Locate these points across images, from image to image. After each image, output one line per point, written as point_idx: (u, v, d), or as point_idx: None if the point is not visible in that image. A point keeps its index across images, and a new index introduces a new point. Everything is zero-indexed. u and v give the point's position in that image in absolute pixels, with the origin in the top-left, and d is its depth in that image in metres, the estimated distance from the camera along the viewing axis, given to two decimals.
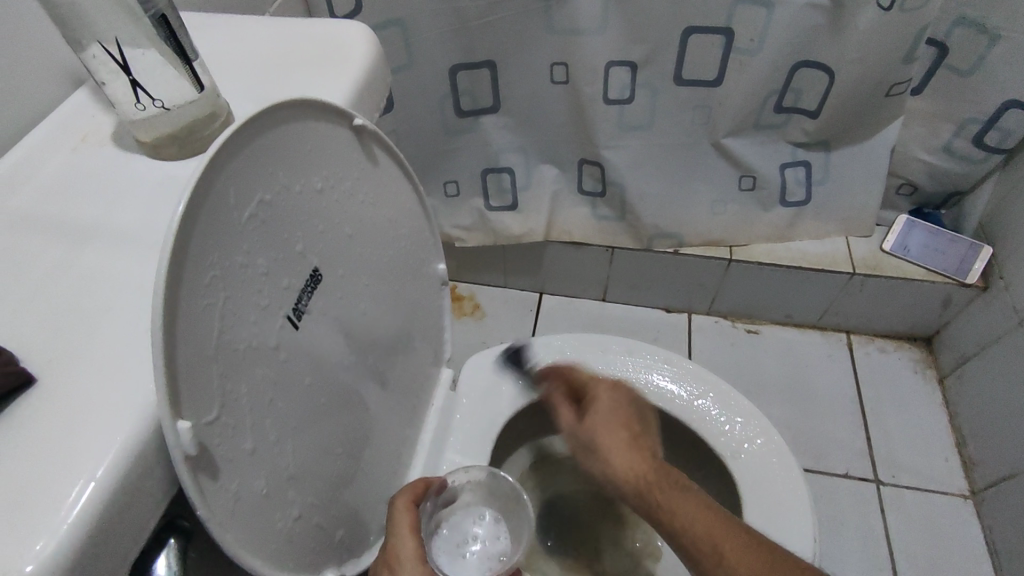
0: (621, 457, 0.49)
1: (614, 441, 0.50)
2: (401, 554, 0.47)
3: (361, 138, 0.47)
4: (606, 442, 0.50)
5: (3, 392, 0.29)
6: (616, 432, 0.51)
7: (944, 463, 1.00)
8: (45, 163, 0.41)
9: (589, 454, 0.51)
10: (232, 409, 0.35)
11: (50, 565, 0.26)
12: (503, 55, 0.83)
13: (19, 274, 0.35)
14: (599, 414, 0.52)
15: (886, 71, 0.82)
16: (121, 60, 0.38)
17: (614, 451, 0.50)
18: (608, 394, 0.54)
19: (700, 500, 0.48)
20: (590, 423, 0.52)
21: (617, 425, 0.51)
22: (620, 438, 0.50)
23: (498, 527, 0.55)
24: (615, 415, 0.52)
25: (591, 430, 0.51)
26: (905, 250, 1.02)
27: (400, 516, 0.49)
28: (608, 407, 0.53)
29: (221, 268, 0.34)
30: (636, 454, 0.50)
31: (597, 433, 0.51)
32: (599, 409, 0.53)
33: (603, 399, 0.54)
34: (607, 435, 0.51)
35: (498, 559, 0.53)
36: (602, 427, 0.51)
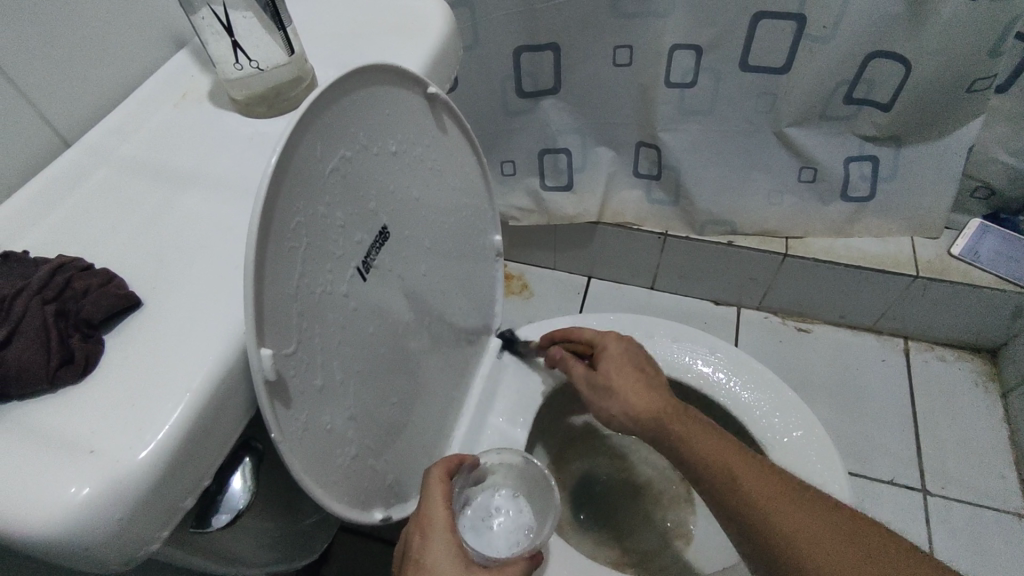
0: (633, 398, 0.54)
1: (628, 383, 0.55)
2: (433, 519, 0.48)
3: (432, 106, 0.50)
4: (623, 384, 0.55)
5: (116, 310, 0.34)
6: (631, 375, 0.55)
7: (1000, 479, 0.96)
8: (151, 116, 0.45)
9: (605, 396, 0.56)
10: (307, 347, 0.38)
11: (156, 457, 0.30)
12: (568, 36, 0.84)
13: (130, 211, 0.39)
14: (609, 360, 0.57)
15: (969, 66, 0.78)
16: (226, 23, 0.42)
17: (627, 389, 0.54)
18: (614, 343, 0.58)
19: (715, 434, 0.51)
20: (604, 369, 0.56)
21: (629, 370, 0.56)
22: (637, 381, 0.55)
23: (521, 504, 0.58)
24: (626, 361, 0.57)
25: (606, 376, 0.56)
26: (976, 255, 0.98)
27: (433, 486, 0.50)
28: (614, 353, 0.57)
29: (306, 216, 0.37)
30: (654, 394, 0.54)
31: (610, 375, 0.56)
32: (612, 357, 0.57)
33: (611, 348, 0.58)
34: (619, 376, 0.55)
35: (526, 533, 0.56)
36: (613, 371, 0.56)
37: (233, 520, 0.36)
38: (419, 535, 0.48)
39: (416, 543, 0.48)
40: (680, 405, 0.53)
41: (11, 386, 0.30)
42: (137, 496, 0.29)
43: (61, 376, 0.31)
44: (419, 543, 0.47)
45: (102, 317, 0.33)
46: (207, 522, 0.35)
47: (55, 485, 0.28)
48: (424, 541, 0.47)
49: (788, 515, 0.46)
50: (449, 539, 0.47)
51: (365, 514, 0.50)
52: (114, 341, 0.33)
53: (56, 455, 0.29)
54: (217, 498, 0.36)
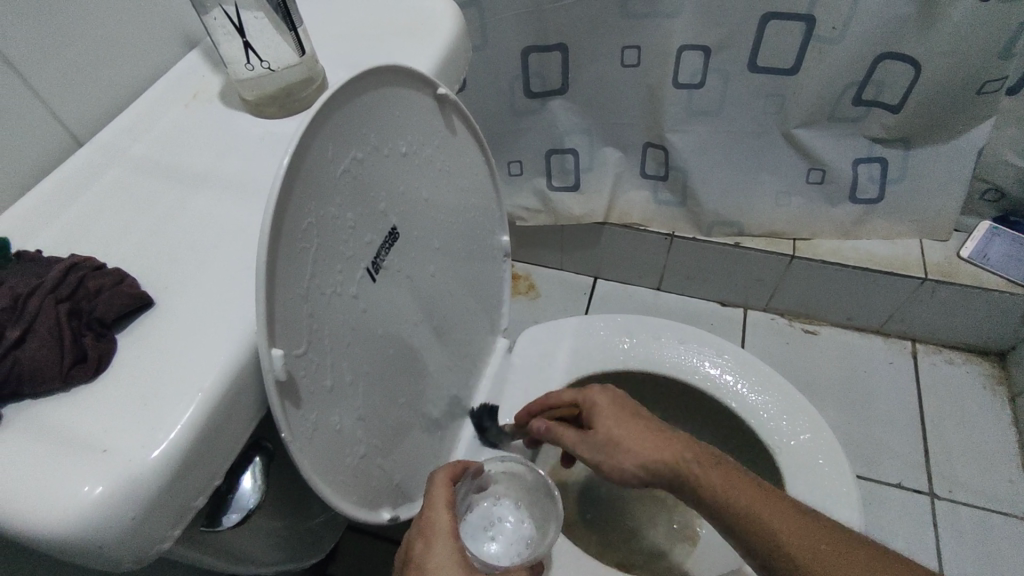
0: (646, 449, 0.53)
1: (632, 433, 0.54)
2: (437, 525, 0.48)
3: (442, 107, 0.50)
4: (626, 437, 0.54)
5: (128, 309, 0.34)
6: (631, 427, 0.55)
7: (1008, 484, 0.95)
8: (163, 115, 0.46)
9: (610, 452, 0.55)
10: (317, 347, 0.39)
11: (169, 456, 0.30)
12: (576, 37, 0.84)
13: (142, 211, 0.40)
14: (605, 415, 0.56)
15: (980, 67, 0.78)
16: (238, 24, 0.42)
17: (636, 441, 0.54)
18: (601, 396, 0.57)
19: (736, 472, 0.51)
20: (602, 425, 0.56)
21: (627, 419, 0.56)
22: (639, 430, 0.55)
23: (522, 513, 0.57)
24: (620, 411, 0.56)
25: (606, 431, 0.55)
26: (985, 258, 0.97)
27: (438, 490, 0.50)
28: (607, 406, 0.57)
29: (317, 217, 0.37)
30: (661, 441, 0.54)
31: (613, 430, 0.55)
32: (605, 413, 0.56)
33: (600, 402, 0.57)
34: (622, 429, 0.55)
35: (526, 543, 0.55)
36: (613, 424, 0.55)
37: (243, 519, 0.36)
38: (421, 540, 0.47)
39: (418, 548, 0.47)
40: (695, 446, 0.53)
41: (24, 384, 0.31)
42: (150, 496, 0.29)
43: (74, 375, 0.31)
44: (422, 548, 0.47)
45: (115, 316, 0.33)
46: (217, 521, 0.35)
47: (69, 484, 0.28)
48: (427, 547, 0.47)
49: (809, 542, 0.46)
50: (453, 544, 0.47)
51: (373, 513, 0.50)
52: (126, 341, 0.34)
53: (69, 454, 0.29)
54: (227, 497, 0.36)
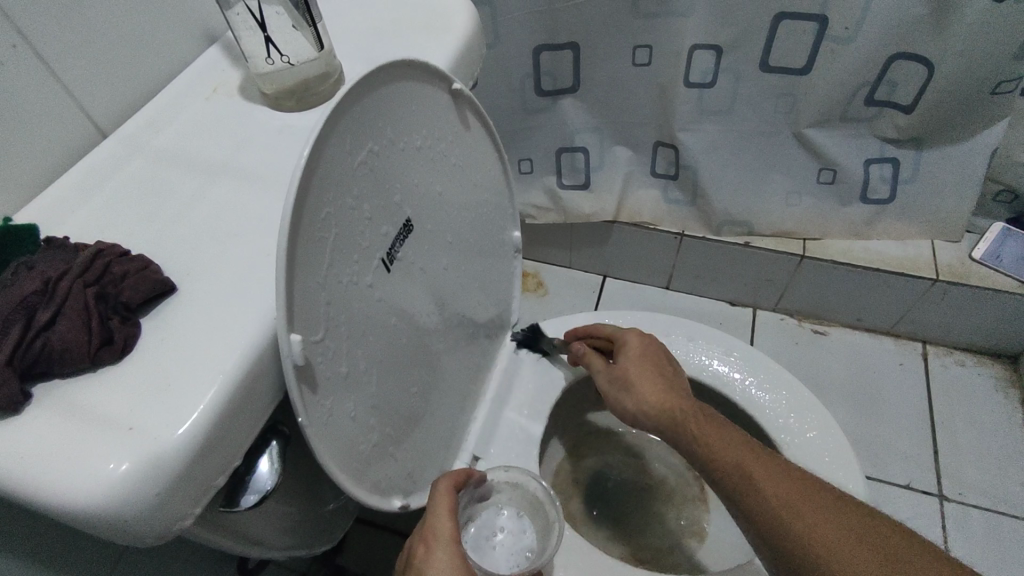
0: (647, 393, 0.55)
1: (645, 379, 0.56)
2: (438, 531, 0.48)
3: (456, 103, 0.50)
4: (640, 379, 0.56)
5: (152, 294, 0.35)
6: (648, 372, 0.57)
7: (1019, 487, 0.95)
8: (185, 108, 0.47)
9: (621, 391, 0.57)
10: (333, 335, 0.39)
11: (191, 435, 0.31)
12: (588, 36, 0.85)
13: (165, 200, 0.41)
14: (631, 358, 0.58)
15: (994, 67, 0.77)
16: (260, 18, 0.43)
17: (642, 384, 0.56)
18: (636, 339, 0.59)
19: (735, 436, 0.51)
20: (624, 363, 0.58)
21: (648, 365, 0.57)
22: (653, 377, 0.56)
23: (523, 523, 0.58)
24: (647, 357, 0.58)
25: (626, 370, 0.57)
26: (997, 260, 0.97)
27: (439, 498, 0.50)
28: (637, 350, 0.59)
29: (335, 207, 0.38)
30: (669, 391, 0.55)
31: (630, 371, 0.57)
32: (632, 354, 0.58)
33: (632, 344, 0.59)
34: (638, 373, 0.57)
35: (525, 554, 0.56)
36: (632, 366, 0.57)
37: (260, 501, 0.36)
38: (423, 546, 0.47)
39: (419, 553, 0.47)
40: (692, 403, 0.54)
41: (53, 365, 0.32)
42: (172, 473, 0.30)
43: (101, 356, 0.32)
44: (423, 553, 0.47)
45: (139, 302, 0.34)
46: (235, 502, 0.36)
47: (96, 462, 0.29)
48: (428, 553, 0.47)
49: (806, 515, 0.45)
50: (452, 550, 0.46)
51: (385, 502, 0.50)
52: (151, 325, 0.35)
53: (97, 433, 0.30)
54: (245, 479, 0.37)
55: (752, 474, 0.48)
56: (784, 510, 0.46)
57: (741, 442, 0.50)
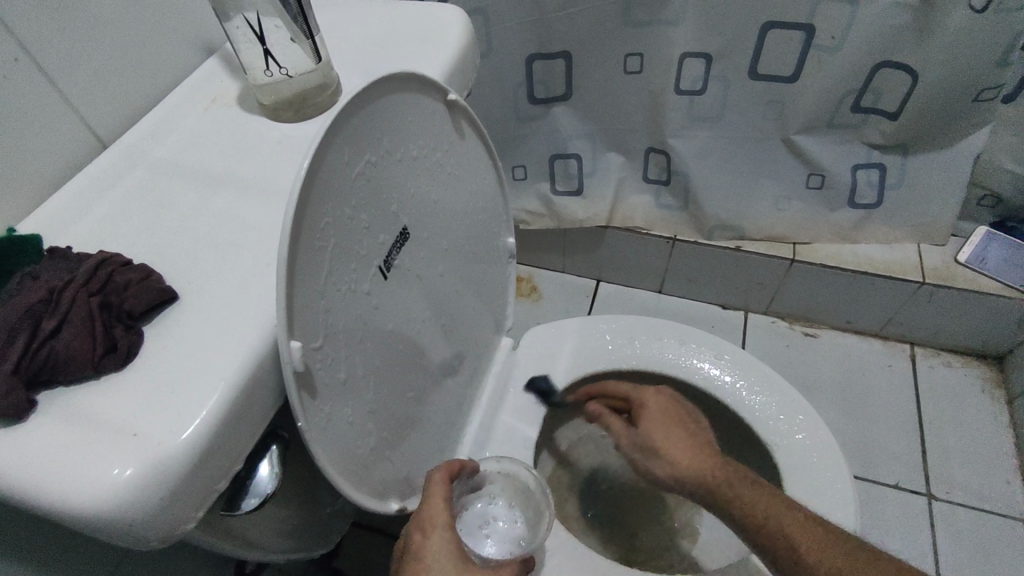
0: (679, 463, 0.55)
1: (672, 443, 0.56)
2: (433, 519, 0.49)
3: (452, 112, 0.51)
4: (665, 444, 0.56)
5: (155, 303, 0.35)
6: (672, 435, 0.56)
7: (1005, 486, 0.96)
8: (185, 118, 0.48)
9: (648, 455, 0.56)
10: (332, 342, 0.40)
11: (195, 440, 0.31)
12: (580, 45, 0.86)
13: (165, 210, 0.41)
14: (650, 419, 0.57)
15: (976, 76, 0.79)
16: (259, 31, 0.44)
17: (671, 452, 0.55)
18: (652, 398, 0.59)
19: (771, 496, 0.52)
20: (646, 426, 0.57)
21: (668, 426, 0.57)
22: (678, 440, 0.56)
23: (516, 513, 0.58)
24: (665, 417, 0.58)
25: (649, 435, 0.57)
26: (982, 263, 0.99)
27: (435, 486, 0.51)
28: (655, 410, 0.58)
29: (333, 217, 0.39)
30: (697, 456, 0.55)
31: (653, 435, 0.56)
32: (651, 417, 0.58)
33: (650, 404, 0.59)
34: (663, 437, 0.56)
35: (517, 543, 0.56)
36: (654, 429, 0.57)
37: (260, 504, 0.37)
38: (418, 533, 0.48)
39: (416, 541, 0.48)
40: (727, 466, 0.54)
41: (57, 373, 0.32)
42: (176, 477, 0.31)
43: (105, 364, 0.33)
44: (419, 540, 0.48)
45: (142, 310, 0.35)
46: (236, 505, 0.37)
47: (101, 467, 0.30)
48: (425, 539, 0.48)
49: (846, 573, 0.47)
50: (449, 538, 0.48)
51: (382, 505, 0.51)
52: (153, 333, 0.35)
53: (102, 438, 0.31)
54: (245, 482, 0.37)
55: (788, 534, 0.49)
56: (824, 566, 0.48)
57: (776, 500, 0.51)
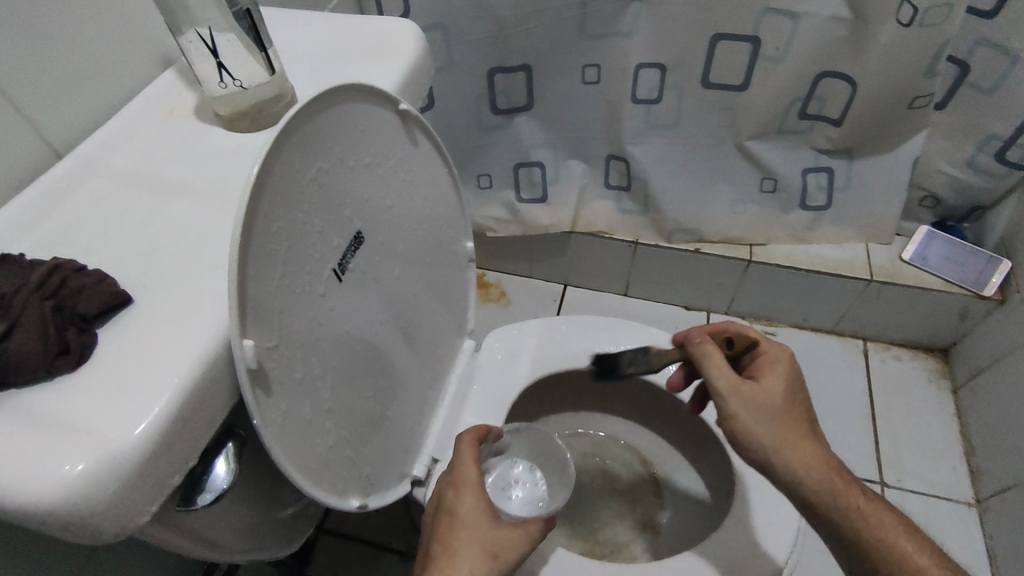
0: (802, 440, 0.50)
1: (790, 416, 0.51)
2: (464, 477, 0.52)
3: (405, 121, 0.54)
4: (784, 417, 0.50)
5: (109, 306, 0.37)
6: (792, 407, 0.51)
7: (952, 471, 1.01)
8: (141, 129, 0.49)
9: (760, 422, 0.50)
10: (287, 342, 0.42)
11: (148, 434, 0.33)
12: (539, 57, 0.89)
13: (121, 217, 0.43)
14: (777, 385, 0.51)
15: (909, 84, 0.84)
16: (211, 45, 0.46)
17: (797, 426, 0.50)
18: (785, 363, 0.53)
19: (885, 509, 0.50)
20: (771, 390, 0.51)
21: (791, 397, 0.51)
22: (797, 414, 0.51)
23: (537, 476, 0.60)
24: (791, 386, 0.52)
25: (771, 399, 0.51)
26: (924, 260, 1.04)
27: (466, 448, 0.54)
28: (784, 375, 0.52)
29: (285, 222, 0.41)
30: (811, 440, 0.50)
31: (775, 403, 0.50)
32: (778, 381, 0.52)
33: (780, 368, 0.53)
34: (784, 406, 0.51)
35: (538, 503, 0.58)
36: (777, 397, 0.51)
37: (215, 499, 0.38)
38: (451, 490, 0.52)
39: (448, 497, 0.51)
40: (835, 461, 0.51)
41: (10, 375, 0.33)
42: (129, 470, 0.32)
43: (58, 365, 0.34)
44: (452, 497, 0.51)
45: (96, 312, 0.36)
46: (191, 501, 0.38)
47: (52, 463, 0.31)
48: (458, 496, 0.51)
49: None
50: (479, 496, 0.51)
51: (343, 501, 0.52)
52: (107, 336, 0.36)
53: (54, 437, 0.32)
54: (202, 478, 0.39)
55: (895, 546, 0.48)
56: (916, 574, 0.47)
57: (885, 512, 0.50)
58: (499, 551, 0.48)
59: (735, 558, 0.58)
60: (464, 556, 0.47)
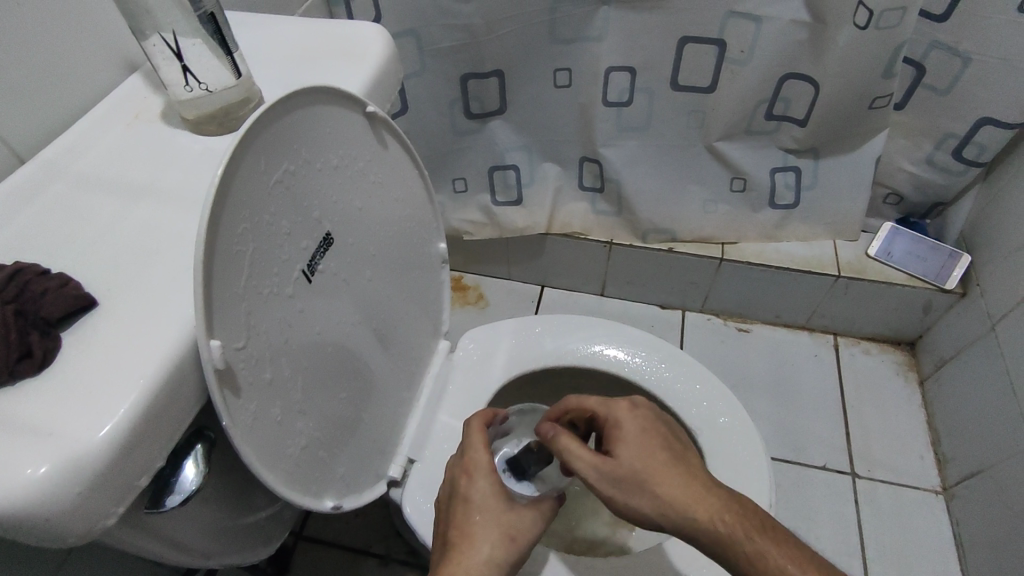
0: (674, 491, 0.46)
1: (655, 469, 0.47)
2: (476, 463, 0.53)
3: (372, 123, 0.54)
4: (650, 475, 0.47)
5: (73, 309, 0.37)
6: (655, 459, 0.48)
7: (919, 461, 1.04)
8: (106, 133, 0.49)
9: (627, 491, 0.47)
10: (256, 343, 0.42)
11: (113, 435, 0.33)
12: (510, 62, 0.90)
13: (86, 220, 0.43)
14: (628, 443, 0.49)
15: (868, 85, 0.87)
16: (176, 49, 0.46)
17: (664, 483, 0.46)
18: (629, 418, 0.51)
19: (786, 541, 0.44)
20: (625, 453, 0.48)
21: (649, 447, 0.48)
22: (661, 465, 0.47)
23: None
24: (645, 438, 0.49)
25: (628, 462, 0.48)
26: (889, 255, 1.07)
27: (474, 433, 0.55)
28: (633, 432, 0.50)
29: (251, 222, 0.41)
30: (687, 487, 0.46)
31: (634, 465, 0.47)
32: (630, 440, 0.49)
33: (625, 426, 0.50)
34: (645, 463, 0.47)
35: None
36: (633, 456, 0.48)
37: (184, 501, 0.38)
38: (463, 476, 0.52)
39: (461, 484, 0.52)
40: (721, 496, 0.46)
41: None
42: (93, 471, 0.32)
43: (19, 369, 0.34)
44: (465, 482, 0.52)
45: (59, 315, 0.36)
46: (160, 503, 0.37)
47: (13, 466, 0.31)
48: (471, 481, 0.52)
49: None
50: (491, 480, 0.52)
51: (317, 502, 0.52)
52: (71, 339, 0.36)
53: (15, 440, 0.32)
54: (170, 481, 0.38)
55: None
56: None
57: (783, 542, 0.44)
58: (516, 533, 0.50)
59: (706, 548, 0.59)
60: (483, 540, 0.49)
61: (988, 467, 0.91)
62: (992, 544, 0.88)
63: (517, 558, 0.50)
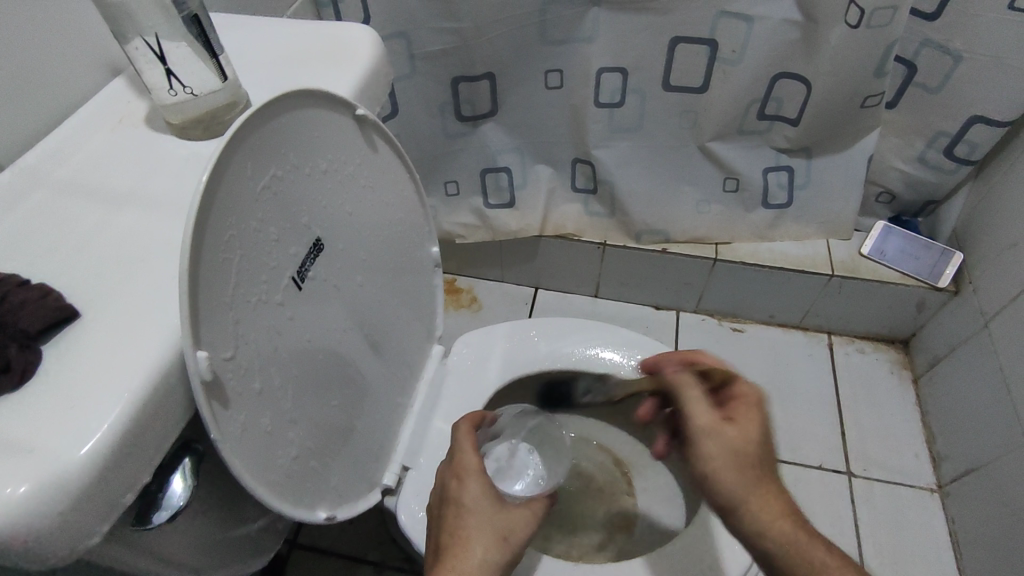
0: (761, 485, 0.50)
1: (755, 460, 0.50)
2: (466, 465, 0.52)
3: (362, 127, 0.53)
4: (751, 462, 0.50)
5: (54, 321, 0.35)
6: (760, 455, 0.51)
7: (914, 459, 1.04)
8: (89, 139, 0.47)
9: (727, 462, 0.50)
10: (244, 353, 0.41)
11: (97, 451, 0.32)
12: (501, 64, 0.89)
13: (68, 228, 0.41)
14: (749, 427, 0.51)
15: (860, 84, 0.87)
16: (159, 52, 0.44)
17: (757, 476, 0.50)
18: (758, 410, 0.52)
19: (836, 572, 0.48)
20: (743, 434, 0.51)
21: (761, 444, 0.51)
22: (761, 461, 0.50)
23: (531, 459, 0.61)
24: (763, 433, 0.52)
25: (741, 442, 0.50)
26: (881, 254, 1.07)
27: (463, 436, 0.55)
28: (757, 422, 0.52)
29: (238, 229, 0.40)
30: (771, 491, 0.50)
31: (745, 447, 0.50)
32: (748, 425, 0.51)
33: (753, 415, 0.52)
34: (754, 453, 0.50)
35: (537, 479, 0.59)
36: (747, 441, 0.50)
37: (172, 517, 0.37)
38: (454, 480, 0.52)
39: (452, 487, 0.51)
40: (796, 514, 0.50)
41: None
42: (76, 489, 0.31)
43: None
44: (456, 485, 0.51)
45: (40, 328, 0.35)
46: (147, 519, 0.37)
47: None
48: (461, 484, 0.51)
49: None
50: (482, 481, 0.51)
51: (310, 513, 0.51)
52: (53, 352, 0.35)
53: None
54: (157, 497, 0.37)
55: None
56: None
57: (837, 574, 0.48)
58: (509, 533, 0.49)
59: (705, 553, 0.58)
60: (476, 543, 0.48)
61: (983, 465, 0.91)
62: (988, 541, 0.88)
63: (511, 558, 0.49)
